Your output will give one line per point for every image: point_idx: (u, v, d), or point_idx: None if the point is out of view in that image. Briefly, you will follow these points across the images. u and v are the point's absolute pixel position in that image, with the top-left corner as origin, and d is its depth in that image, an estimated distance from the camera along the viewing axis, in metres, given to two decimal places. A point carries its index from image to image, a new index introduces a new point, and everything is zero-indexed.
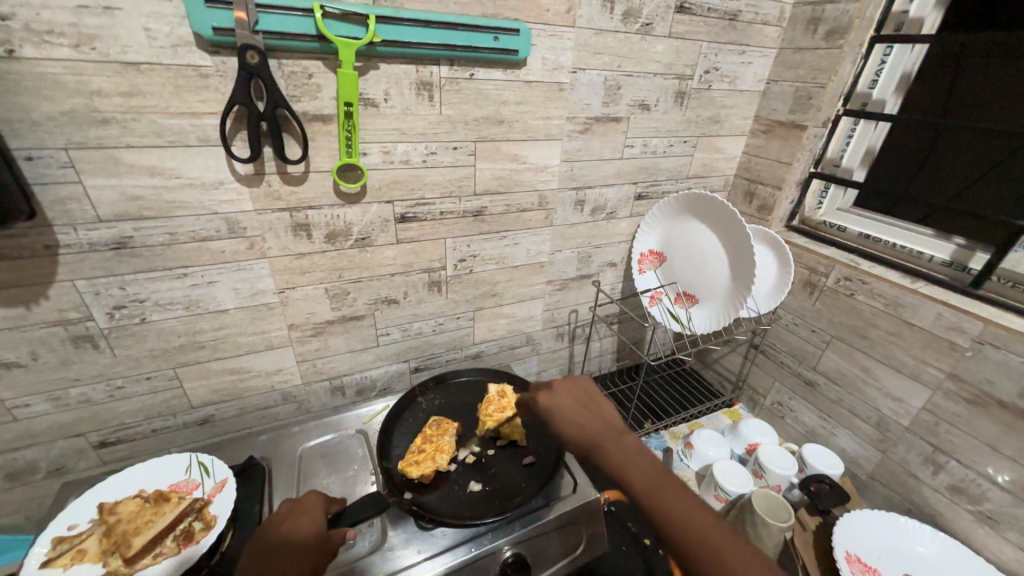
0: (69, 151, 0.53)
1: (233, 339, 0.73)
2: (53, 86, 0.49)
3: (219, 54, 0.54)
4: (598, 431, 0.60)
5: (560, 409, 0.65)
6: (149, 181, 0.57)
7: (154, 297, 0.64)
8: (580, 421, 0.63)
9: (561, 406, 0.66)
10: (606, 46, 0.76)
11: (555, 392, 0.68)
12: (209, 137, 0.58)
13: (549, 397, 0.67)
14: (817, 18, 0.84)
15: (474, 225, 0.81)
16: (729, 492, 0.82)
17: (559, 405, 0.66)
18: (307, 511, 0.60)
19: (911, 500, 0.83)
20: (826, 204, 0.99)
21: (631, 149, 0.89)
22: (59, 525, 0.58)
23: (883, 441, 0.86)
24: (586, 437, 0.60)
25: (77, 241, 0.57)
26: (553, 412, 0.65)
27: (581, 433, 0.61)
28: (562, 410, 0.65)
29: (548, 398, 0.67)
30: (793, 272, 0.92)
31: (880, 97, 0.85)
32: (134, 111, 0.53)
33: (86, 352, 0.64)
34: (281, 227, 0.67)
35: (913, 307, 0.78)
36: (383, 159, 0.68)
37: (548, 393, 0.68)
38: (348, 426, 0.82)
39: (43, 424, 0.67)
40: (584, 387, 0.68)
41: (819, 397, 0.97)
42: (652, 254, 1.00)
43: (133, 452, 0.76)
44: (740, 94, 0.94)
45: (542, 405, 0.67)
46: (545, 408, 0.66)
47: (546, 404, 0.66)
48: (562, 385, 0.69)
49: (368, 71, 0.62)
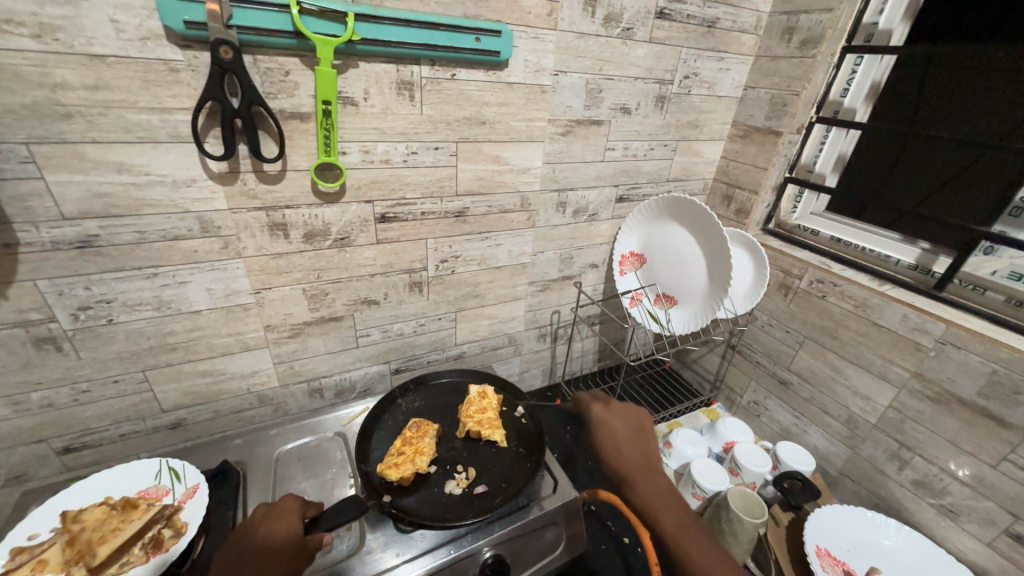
0: (30, 145, 0.50)
1: (207, 341, 0.71)
2: (13, 77, 0.47)
3: (191, 48, 0.53)
4: (637, 467, 0.69)
5: (608, 430, 0.74)
6: (116, 177, 0.55)
7: (122, 297, 0.62)
8: (624, 447, 0.71)
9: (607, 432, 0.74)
10: (587, 50, 0.76)
11: (606, 413, 0.76)
12: (180, 133, 0.56)
13: (603, 415, 0.76)
14: (791, 27, 0.87)
15: (456, 226, 0.81)
16: (706, 489, 0.84)
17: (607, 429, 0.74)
18: (284, 515, 0.59)
19: (879, 494, 0.86)
20: (800, 208, 1.01)
21: (612, 152, 0.90)
22: (19, 535, 0.56)
23: (852, 438, 0.89)
24: (622, 463, 0.69)
25: (38, 239, 0.55)
26: (600, 428, 0.74)
27: (619, 459, 0.70)
28: (611, 431, 0.74)
29: (601, 411, 0.76)
30: (768, 274, 0.94)
31: (851, 105, 0.88)
32: (100, 105, 0.51)
33: (49, 354, 0.62)
34: (257, 227, 0.66)
35: (879, 308, 0.81)
36: (362, 158, 0.68)
37: (603, 406, 0.77)
38: (325, 429, 0.81)
39: (2, 429, 0.64)
40: (634, 415, 0.76)
41: (793, 396, 1.00)
42: (632, 256, 1.01)
43: (100, 457, 0.73)
44: (718, 100, 0.96)
45: (595, 416, 0.76)
46: (595, 424, 0.75)
47: (597, 420, 0.75)
48: (621, 408, 0.77)
49: (347, 68, 0.61)
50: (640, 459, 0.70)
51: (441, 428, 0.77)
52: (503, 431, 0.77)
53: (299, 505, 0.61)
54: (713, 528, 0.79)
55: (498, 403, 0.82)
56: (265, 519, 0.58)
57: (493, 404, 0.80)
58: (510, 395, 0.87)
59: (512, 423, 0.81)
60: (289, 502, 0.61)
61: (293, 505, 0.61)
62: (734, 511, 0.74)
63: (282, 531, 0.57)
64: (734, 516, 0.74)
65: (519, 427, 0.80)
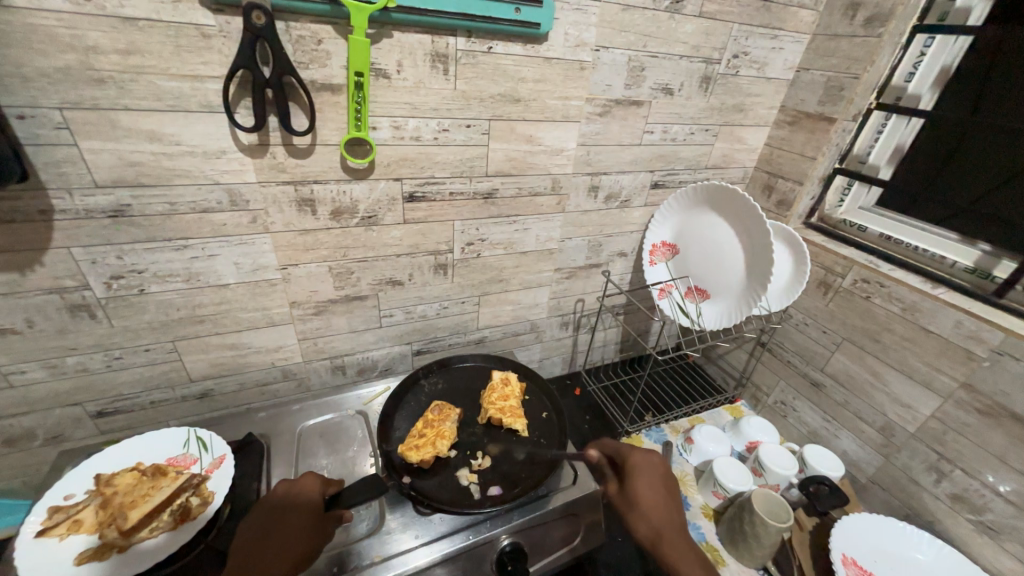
0: (64, 110, 0.50)
1: (234, 315, 0.71)
2: (45, 39, 0.46)
3: (223, 13, 0.51)
4: (677, 529, 0.58)
5: (648, 479, 0.62)
6: (148, 147, 0.55)
7: (153, 268, 0.62)
8: (662, 504, 0.60)
9: (646, 483, 0.61)
10: (632, 24, 0.71)
11: (648, 461, 0.64)
12: (211, 102, 0.55)
13: (643, 461, 0.64)
14: (856, 3, 0.79)
15: (484, 208, 0.79)
16: (729, 489, 0.82)
17: (647, 480, 0.62)
18: (304, 494, 0.59)
19: (911, 506, 0.82)
20: (848, 202, 0.95)
21: (650, 135, 0.85)
22: (56, 495, 0.58)
23: (886, 446, 0.86)
24: (661, 522, 0.58)
25: (72, 207, 0.55)
26: (638, 474, 0.63)
27: (657, 514, 0.59)
28: (649, 482, 0.62)
29: (641, 458, 0.64)
30: (809, 270, 0.89)
31: (916, 91, 0.81)
32: (132, 70, 0.50)
33: (83, 321, 0.63)
34: (285, 202, 0.65)
35: (930, 312, 0.76)
36: (393, 134, 0.65)
37: (643, 453, 0.65)
38: (347, 407, 0.81)
39: (40, 391, 0.66)
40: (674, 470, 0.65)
41: (824, 399, 0.96)
42: (664, 246, 0.97)
43: (132, 422, 0.75)
44: (767, 82, 0.90)
45: (634, 462, 0.64)
46: (632, 469, 0.63)
47: (637, 466, 0.63)
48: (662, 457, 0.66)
49: (381, 38, 0.58)
50: (679, 521, 0.59)
51: (462, 413, 0.77)
52: (525, 420, 0.76)
53: (319, 484, 0.60)
54: (733, 529, 0.78)
55: (520, 391, 0.81)
56: (285, 497, 0.58)
57: (515, 391, 0.79)
58: (532, 383, 0.85)
59: (534, 412, 0.80)
60: (309, 482, 0.60)
61: (314, 484, 0.60)
62: (758, 513, 0.72)
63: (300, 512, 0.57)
64: (758, 518, 0.72)
65: (540, 417, 0.79)
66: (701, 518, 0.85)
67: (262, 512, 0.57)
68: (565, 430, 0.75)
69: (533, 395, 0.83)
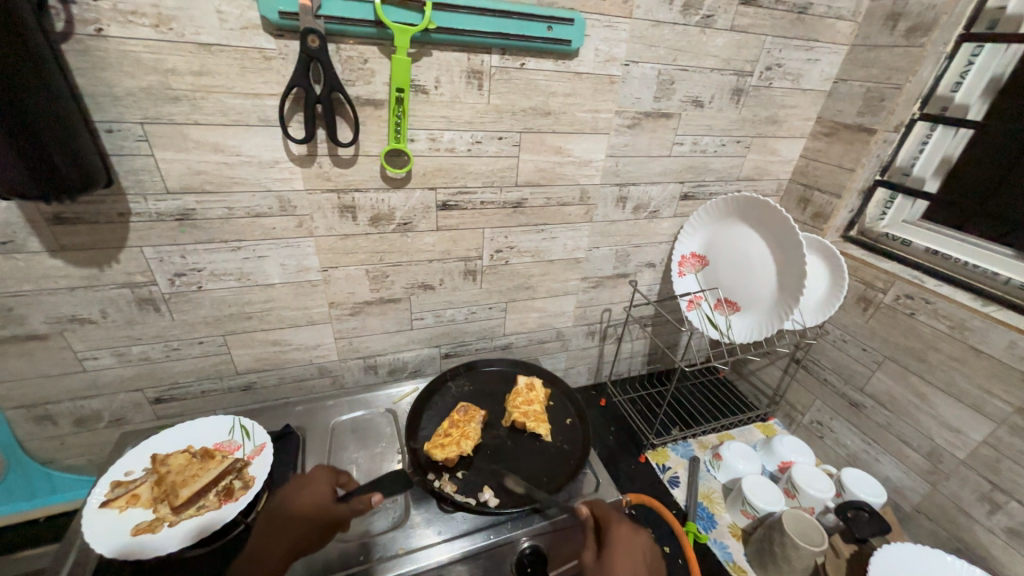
0: (144, 125, 0.56)
1: (278, 313, 0.76)
2: (133, 63, 0.53)
3: (283, 37, 0.56)
4: None
5: (623, 555, 0.55)
6: (212, 157, 0.60)
7: (210, 267, 0.68)
8: None
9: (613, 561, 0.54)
10: (662, 39, 0.73)
11: (627, 538, 0.57)
12: (269, 117, 0.60)
13: (627, 534, 0.58)
14: (897, 14, 0.78)
15: (513, 216, 0.81)
16: (759, 509, 0.80)
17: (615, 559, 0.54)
18: (314, 487, 0.60)
19: (962, 539, 0.77)
20: (890, 215, 0.92)
21: (680, 147, 0.86)
22: (118, 470, 0.64)
23: (933, 473, 0.81)
24: None
25: (146, 210, 0.62)
26: (617, 549, 0.55)
27: None
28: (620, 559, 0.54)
29: (623, 532, 0.58)
30: (846, 284, 0.86)
31: (964, 101, 0.78)
32: (203, 89, 0.56)
33: (148, 314, 0.69)
34: (329, 208, 0.69)
35: (981, 331, 0.72)
36: (429, 146, 0.69)
37: (628, 527, 0.59)
38: (378, 405, 0.85)
39: (108, 376, 0.73)
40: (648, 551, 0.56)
41: (865, 420, 0.92)
42: (693, 257, 0.96)
43: (184, 409, 0.82)
44: (803, 93, 0.89)
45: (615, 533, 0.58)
46: (614, 541, 0.57)
47: (618, 539, 0.57)
48: (634, 537, 0.57)
49: (421, 57, 0.63)
50: None
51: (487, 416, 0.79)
52: (548, 425, 0.77)
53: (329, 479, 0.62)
54: (763, 549, 0.75)
55: (544, 396, 0.82)
56: (295, 489, 0.60)
57: (540, 395, 0.81)
58: (557, 390, 0.87)
59: (558, 418, 0.81)
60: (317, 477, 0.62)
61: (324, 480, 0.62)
62: (789, 534, 0.70)
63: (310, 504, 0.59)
64: (789, 539, 0.70)
65: (564, 422, 0.80)
66: (728, 537, 0.83)
67: (272, 503, 0.60)
68: (589, 437, 0.76)
69: (557, 401, 0.85)
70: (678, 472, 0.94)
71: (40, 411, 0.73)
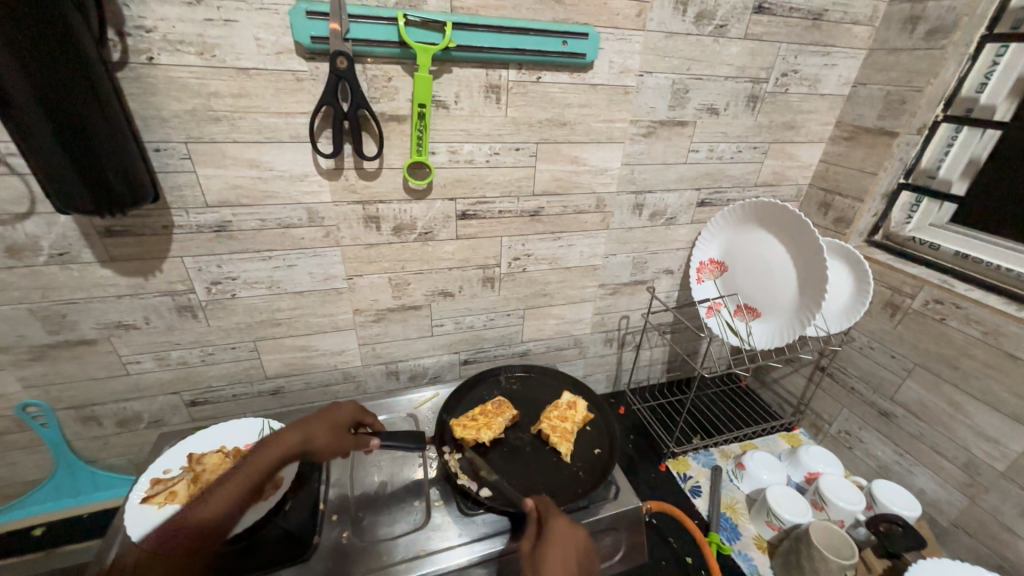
0: (188, 144, 0.61)
1: (305, 319, 0.80)
2: (180, 87, 0.57)
3: (314, 60, 0.60)
4: None
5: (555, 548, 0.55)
6: (248, 172, 0.65)
7: (244, 276, 0.72)
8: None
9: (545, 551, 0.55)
10: (675, 49, 0.74)
11: (562, 532, 0.57)
12: (300, 134, 0.64)
13: (564, 527, 0.58)
14: (916, 17, 0.78)
15: (531, 225, 0.83)
16: (785, 521, 0.78)
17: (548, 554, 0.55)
18: (338, 414, 0.72)
19: (1005, 556, 0.73)
20: (917, 218, 0.90)
21: (696, 154, 0.86)
22: (157, 468, 0.68)
23: (971, 486, 0.77)
24: None
25: (187, 223, 0.66)
26: (553, 541, 0.56)
27: None
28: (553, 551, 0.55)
29: (561, 526, 0.58)
30: (871, 290, 0.84)
31: (990, 101, 0.76)
32: (241, 110, 0.60)
33: (187, 320, 0.74)
34: (354, 219, 0.73)
35: (1017, 337, 0.69)
36: (450, 158, 0.72)
37: (566, 523, 0.59)
38: (399, 409, 0.87)
39: (149, 379, 0.78)
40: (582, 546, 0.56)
41: (896, 430, 0.89)
42: (712, 263, 0.96)
43: (216, 412, 0.85)
44: (821, 98, 0.88)
45: (552, 528, 0.58)
46: (550, 534, 0.57)
47: (553, 533, 0.57)
48: (569, 533, 0.57)
49: (442, 74, 0.66)
50: None
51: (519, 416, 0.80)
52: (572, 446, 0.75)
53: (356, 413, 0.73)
54: (790, 563, 0.73)
55: (582, 419, 0.80)
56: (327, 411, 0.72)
57: (577, 417, 0.79)
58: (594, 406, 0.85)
59: (589, 443, 0.78)
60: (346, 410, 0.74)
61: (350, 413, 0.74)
62: (817, 547, 0.68)
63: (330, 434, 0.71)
64: (817, 552, 0.68)
65: (591, 451, 0.76)
66: (753, 549, 0.81)
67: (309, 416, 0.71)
68: (610, 470, 0.71)
69: (594, 426, 0.82)
70: (699, 481, 0.93)
71: (87, 412, 0.78)
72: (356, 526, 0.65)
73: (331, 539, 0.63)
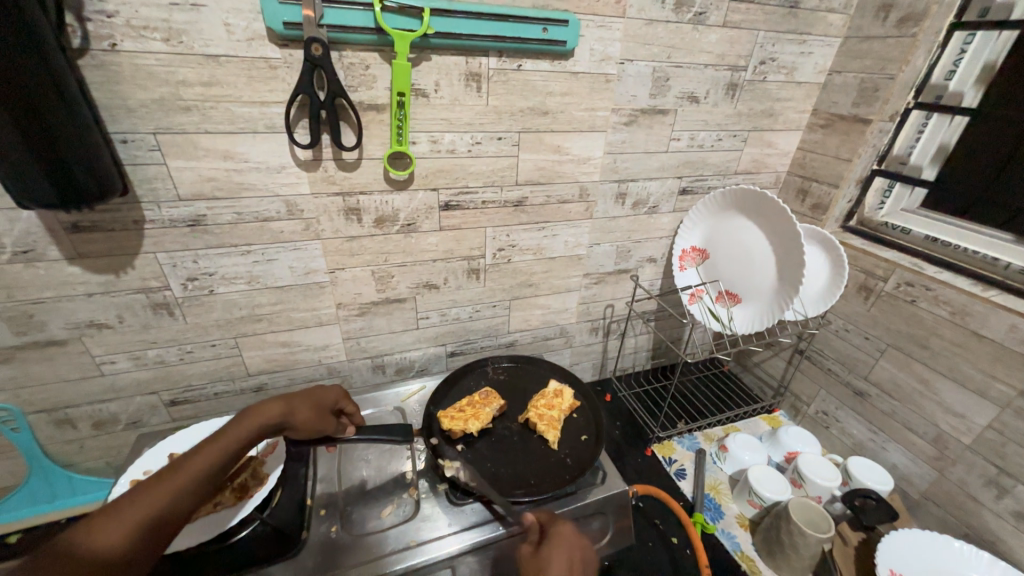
0: (157, 135, 0.59)
1: (288, 314, 0.78)
2: (146, 75, 0.55)
3: (287, 47, 0.58)
4: None
5: (558, 551, 0.55)
6: (221, 164, 0.63)
7: (221, 271, 0.70)
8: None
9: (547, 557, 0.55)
10: (656, 37, 0.75)
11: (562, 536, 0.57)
12: (275, 124, 0.62)
13: (567, 531, 0.58)
14: (888, 5, 0.79)
15: (515, 215, 0.83)
16: (765, 498, 0.80)
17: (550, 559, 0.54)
18: (324, 396, 0.66)
19: (971, 525, 0.77)
20: (889, 204, 0.92)
21: (677, 142, 0.87)
22: (137, 470, 0.66)
23: (940, 459, 0.81)
24: None
25: (159, 217, 0.64)
26: (555, 544, 0.56)
27: None
28: (557, 553, 0.55)
29: (561, 530, 0.58)
30: (846, 274, 0.87)
31: (957, 89, 0.79)
32: (212, 99, 0.58)
33: (163, 318, 0.72)
34: (334, 211, 0.71)
35: (982, 316, 0.72)
36: (431, 148, 0.71)
37: (566, 527, 0.59)
38: (386, 403, 0.87)
39: (125, 380, 0.76)
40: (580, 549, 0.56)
41: (870, 409, 0.92)
42: (694, 251, 0.97)
43: (198, 411, 0.84)
44: (798, 86, 0.90)
45: (554, 532, 0.58)
46: (553, 536, 0.58)
47: (556, 537, 0.57)
48: (568, 535, 0.57)
49: (421, 62, 0.65)
50: None
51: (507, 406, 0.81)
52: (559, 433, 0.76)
53: (341, 396, 0.69)
54: (771, 539, 0.76)
55: (569, 407, 0.81)
56: (314, 390, 0.66)
57: (564, 404, 0.80)
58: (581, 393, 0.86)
59: (576, 431, 0.79)
60: (331, 392, 0.67)
61: (333, 394, 0.68)
62: (796, 522, 0.71)
63: (313, 414, 0.63)
64: (796, 527, 0.71)
65: (578, 438, 0.77)
66: (736, 527, 0.83)
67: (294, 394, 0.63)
68: (596, 456, 0.72)
69: (581, 413, 0.83)
70: (683, 464, 0.95)
71: (61, 415, 0.76)
72: (345, 519, 0.65)
73: (320, 534, 0.63)
